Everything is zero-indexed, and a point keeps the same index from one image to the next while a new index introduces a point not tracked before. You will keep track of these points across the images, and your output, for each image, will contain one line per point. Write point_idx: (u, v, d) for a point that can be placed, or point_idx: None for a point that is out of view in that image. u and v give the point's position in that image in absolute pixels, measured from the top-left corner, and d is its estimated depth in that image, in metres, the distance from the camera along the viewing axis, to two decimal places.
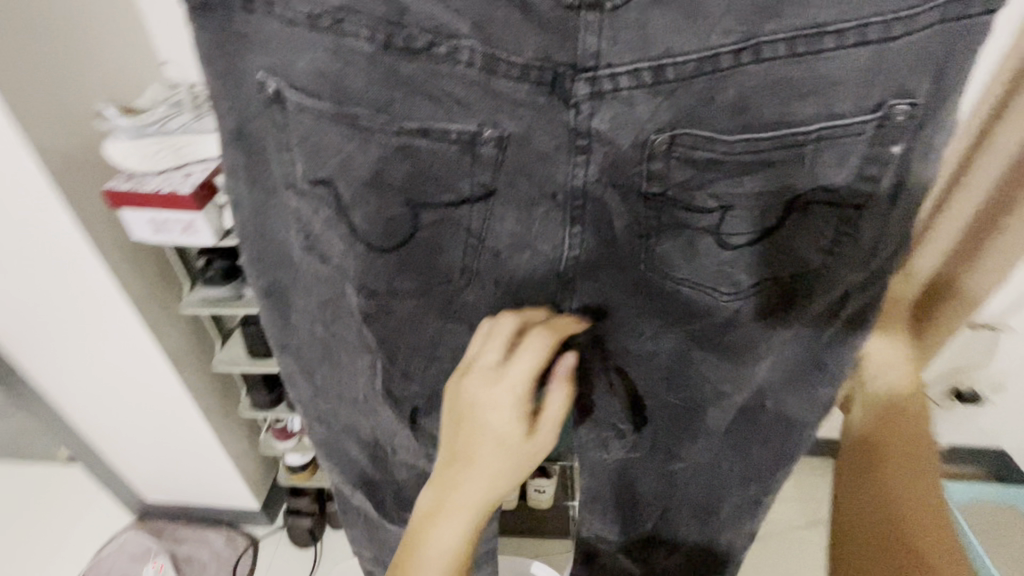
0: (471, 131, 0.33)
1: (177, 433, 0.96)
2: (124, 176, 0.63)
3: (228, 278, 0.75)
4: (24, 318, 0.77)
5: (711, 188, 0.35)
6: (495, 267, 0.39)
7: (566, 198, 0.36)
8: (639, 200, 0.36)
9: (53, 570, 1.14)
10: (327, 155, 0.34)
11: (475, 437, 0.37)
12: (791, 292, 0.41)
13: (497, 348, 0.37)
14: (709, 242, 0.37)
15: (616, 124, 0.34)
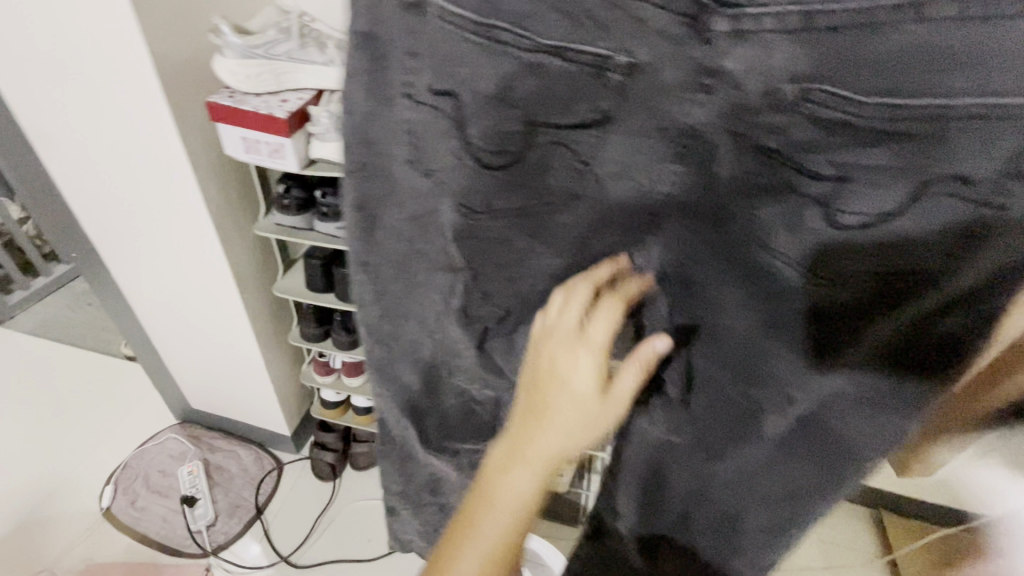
0: (607, 52, 0.26)
1: (228, 346, 1.01)
2: (225, 93, 0.66)
3: (301, 209, 0.78)
4: (114, 211, 0.83)
5: (836, 155, 0.27)
6: (593, 200, 0.32)
7: (678, 135, 0.28)
8: (750, 155, 0.28)
9: (98, 453, 1.23)
10: (446, 72, 0.28)
11: (553, 396, 0.36)
12: (887, 297, 0.31)
13: (576, 312, 0.36)
14: (814, 221, 0.29)
15: (754, 67, 0.25)
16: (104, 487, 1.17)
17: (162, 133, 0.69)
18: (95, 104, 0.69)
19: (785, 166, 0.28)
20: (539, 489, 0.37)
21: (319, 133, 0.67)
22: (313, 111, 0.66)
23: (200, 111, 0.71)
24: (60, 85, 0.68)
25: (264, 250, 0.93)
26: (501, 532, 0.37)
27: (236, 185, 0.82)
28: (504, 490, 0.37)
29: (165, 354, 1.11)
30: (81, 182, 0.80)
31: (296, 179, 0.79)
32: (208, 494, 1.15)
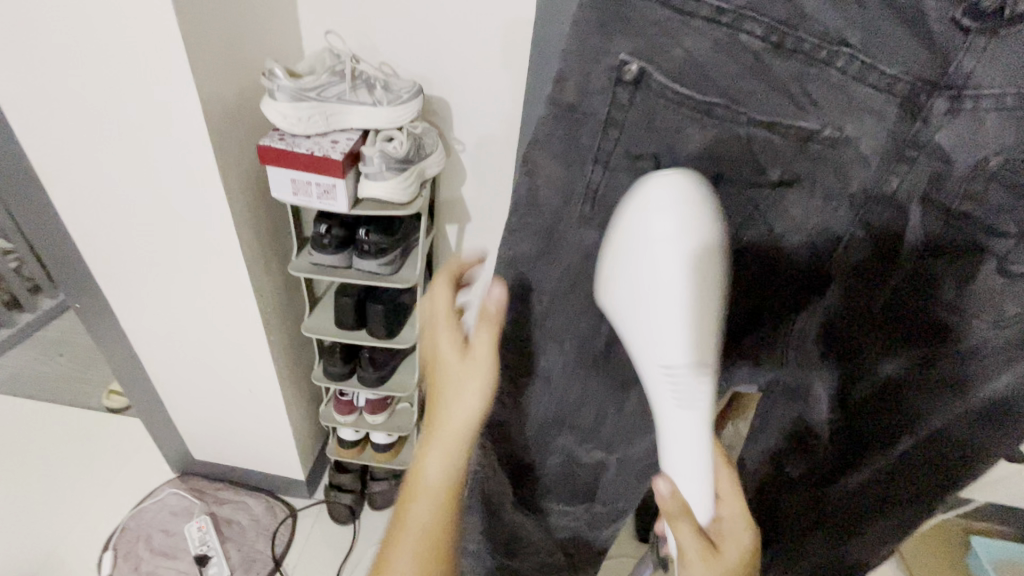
0: (812, 129, 0.32)
1: (245, 392, 0.97)
2: (275, 135, 0.64)
3: (340, 247, 0.76)
4: (130, 259, 0.78)
5: (1023, 216, 0.33)
6: (762, 242, 0.37)
7: (864, 198, 0.35)
8: (937, 215, 0.34)
9: (91, 516, 1.14)
10: (655, 130, 0.32)
11: (443, 389, 0.44)
12: None
13: (450, 340, 0.45)
14: (990, 267, 0.35)
15: (960, 144, 0.32)
16: (101, 553, 1.07)
17: (201, 180, 0.66)
18: (127, 152, 0.65)
19: (967, 224, 0.34)
20: (451, 465, 0.44)
21: (371, 173, 0.65)
22: (365, 151, 0.64)
23: (238, 156, 0.69)
24: (83, 134, 0.64)
25: (290, 292, 0.91)
26: (430, 499, 0.45)
27: (266, 230, 0.79)
28: (426, 466, 0.45)
29: (170, 405, 1.05)
30: (95, 232, 0.75)
31: (335, 219, 0.76)
32: (221, 552, 1.08)
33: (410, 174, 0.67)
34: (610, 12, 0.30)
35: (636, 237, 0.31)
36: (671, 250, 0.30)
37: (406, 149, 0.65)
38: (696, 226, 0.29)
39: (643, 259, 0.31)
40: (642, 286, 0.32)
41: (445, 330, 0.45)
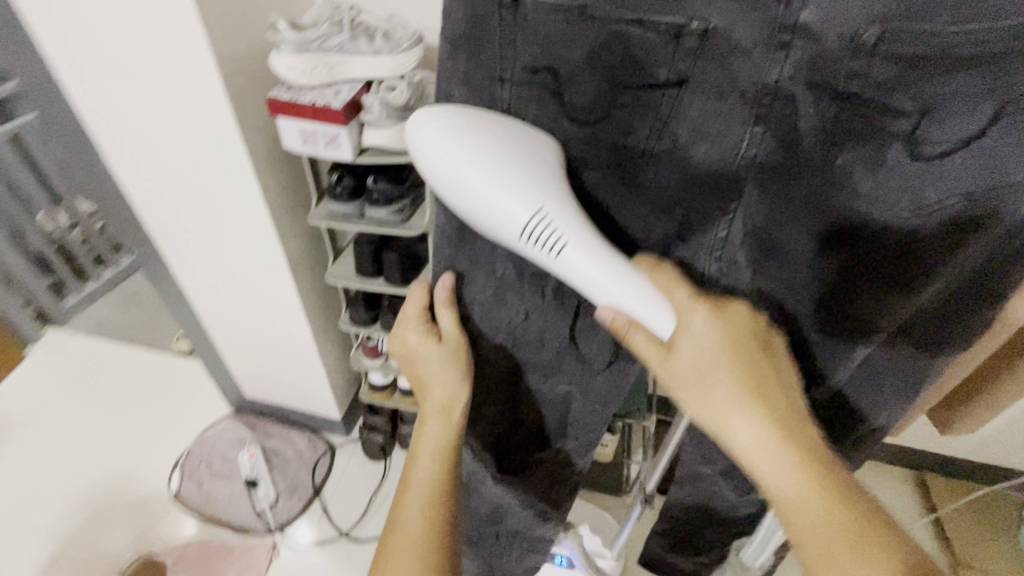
0: (679, 24, 0.38)
1: (283, 332, 1.07)
2: (284, 88, 0.69)
3: (353, 197, 0.82)
4: (176, 207, 0.89)
5: (913, 89, 0.36)
6: (673, 154, 0.43)
7: (755, 95, 0.40)
8: (832, 101, 0.39)
9: (162, 441, 1.31)
10: (548, 48, 0.41)
11: (422, 363, 0.58)
12: (980, 212, 0.39)
13: (413, 331, 0.59)
14: (899, 150, 0.38)
15: (829, 23, 0.36)
16: (171, 472, 1.24)
17: (224, 129, 0.75)
18: (162, 105, 0.74)
19: (862, 107, 0.38)
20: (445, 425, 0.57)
21: (372, 120, 0.70)
22: (364, 100, 0.69)
23: (257, 107, 0.77)
24: (127, 91, 0.74)
25: (315, 242, 0.99)
26: (430, 462, 0.56)
27: (288, 179, 0.87)
28: (425, 432, 0.57)
29: (221, 346, 1.18)
30: (146, 182, 0.86)
31: (348, 169, 0.82)
32: (268, 477, 1.22)
33: None
34: None
35: (437, 165, 0.40)
36: (462, 154, 0.40)
37: (405, 97, 0.69)
38: (469, 133, 0.40)
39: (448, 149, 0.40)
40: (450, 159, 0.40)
41: (411, 328, 0.59)
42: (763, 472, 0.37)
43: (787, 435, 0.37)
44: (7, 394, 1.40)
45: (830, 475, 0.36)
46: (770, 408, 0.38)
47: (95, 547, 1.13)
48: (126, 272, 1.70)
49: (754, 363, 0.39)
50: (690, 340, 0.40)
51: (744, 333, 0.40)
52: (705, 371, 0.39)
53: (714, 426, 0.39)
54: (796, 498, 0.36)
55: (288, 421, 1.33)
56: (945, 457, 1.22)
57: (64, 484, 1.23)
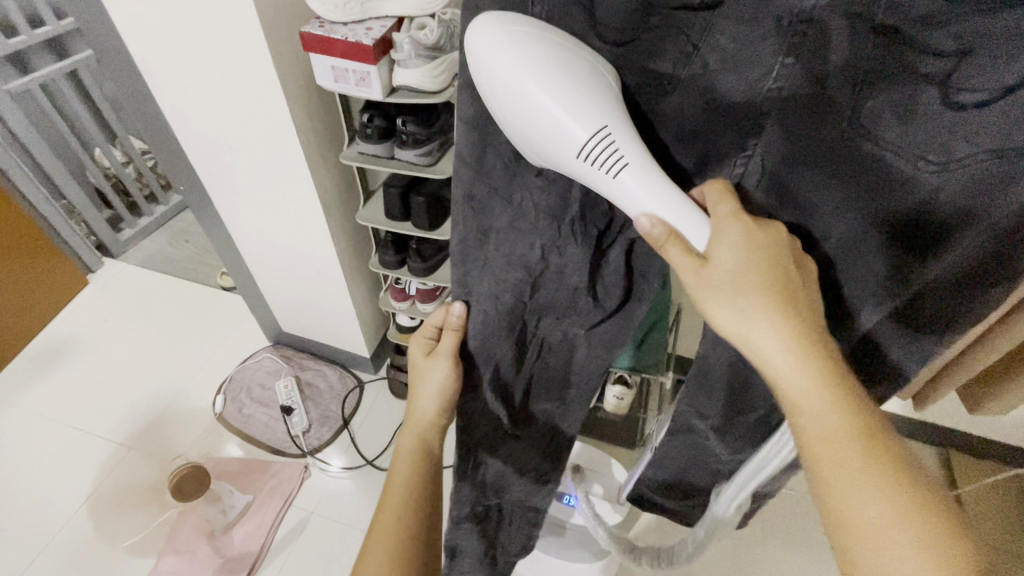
0: None
1: (316, 271, 1.12)
2: (317, 23, 0.70)
3: (383, 137, 0.83)
4: (216, 144, 0.93)
5: (956, 27, 0.34)
6: (701, 79, 0.42)
7: (791, 21, 0.38)
8: (870, 35, 0.37)
9: (206, 368, 1.41)
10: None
11: (418, 377, 0.64)
12: (1008, 177, 0.36)
13: (420, 345, 0.64)
14: (931, 94, 0.37)
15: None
16: (216, 395, 1.34)
17: (260, 62, 0.76)
18: (200, 37, 0.76)
19: (897, 46, 0.36)
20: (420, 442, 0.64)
21: (402, 59, 0.70)
22: (395, 38, 0.69)
23: (291, 41, 0.79)
24: (169, 26, 0.77)
25: (348, 183, 1.02)
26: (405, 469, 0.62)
27: (321, 119, 0.90)
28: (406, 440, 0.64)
29: (260, 281, 1.24)
30: (188, 118, 0.90)
31: (378, 109, 0.83)
32: (302, 406, 1.30)
33: (440, 64, 0.71)
34: None
35: (497, 75, 0.39)
36: (526, 64, 0.38)
37: (436, 36, 0.68)
38: (534, 44, 0.39)
39: (518, 60, 0.38)
40: (515, 71, 0.39)
41: (417, 342, 0.64)
42: (787, 381, 0.39)
43: (811, 349, 0.39)
44: (73, 316, 1.53)
45: (848, 387, 0.38)
46: (799, 321, 0.39)
47: (148, 456, 1.25)
48: (175, 211, 1.84)
49: (789, 280, 0.40)
50: (728, 261, 0.40)
51: (784, 252, 0.40)
52: (741, 283, 0.40)
53: (738, 339, 0.40)
54: (809, 402, 0.38)
55: (321, 356, 1.41)
56: (974, 436, 1.18)
57: (122, 400, 1.35)
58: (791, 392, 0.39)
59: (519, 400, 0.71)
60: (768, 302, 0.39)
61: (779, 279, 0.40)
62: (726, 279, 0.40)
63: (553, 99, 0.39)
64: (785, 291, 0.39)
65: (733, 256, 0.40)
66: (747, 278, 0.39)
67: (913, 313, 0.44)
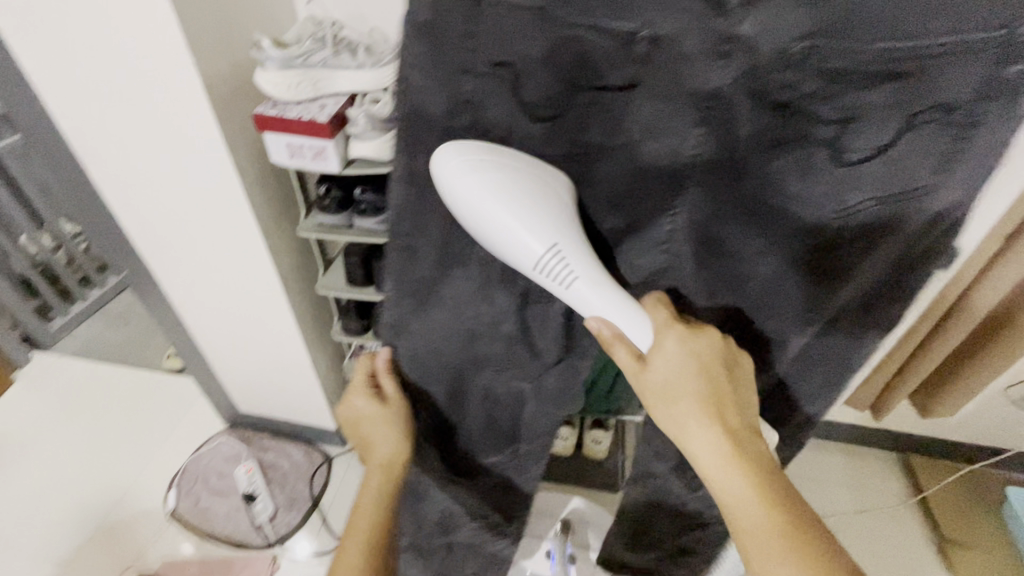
0: (631, 30, 0.41)
1: (277, 345, 1.08)
2: (270, 104, 0.71)
3: (341, 208, 0.84)
4: (164, 225, 0.90)
5: (837, 102, 0.40)
6: (630, 148, 0.44)
7: (700, 99, 0.41)
8: (767, 108, 0.41)
9: (155, 460, 1.30)
10: (507, 46, 0.43)
11: (365, 429, 0.61)
12: (892, 219, 0.43)
13: (360, 397, 0.61)
14: (824, 157, 0.42)
15: (767, 38, 0.38)
16: (167, 491, 1.23)
17: (210, 141, 0.75)
18: (143, 121, 0.75)
19: (794, 116, 0.41)
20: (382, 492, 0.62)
21: (357, 133, 0.71)
22: (350, 113, 0.70)
23: (241, 120, 0.78)
24: (107, 112, 0.75)
25: (304, 254, 1.01)
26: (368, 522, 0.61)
27: (274, 191, 0.89)
28: (366, 494, 0.62)
29: (214, 360, 1.18)
30: (133, 202, 0.87)
31: (335, 180, 0.84)
32: (265, 491, 1.21)
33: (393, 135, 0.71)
34: None
35: (460, 196, 0.43)
36: (480, 189, 0.42)
37: (390, 108, 0.70)
38: (492, 172, 0.42)
39: (471, 184, 0.42)
40: (470, 200, 0.42)
41: (358, 394, 0.61)
42: (712, 476, 0.42)
43: (737, 449, 0.42)
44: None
45: (768, 482, 0.41)
46: (724, 425, 0.42)
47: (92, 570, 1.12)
48: (112, 292, 1.74)
49: (716, 383, 0.43)
50: (663, 368, 0.43)
51: (714, 357, 0.44)
52: (674, 390, 0.43)
53: (676, 440, 0.44)
54: (735, 500, 0.41)
55: (283, 433, 1.33)
56: (933, 440, 1.24)
57: (60, 508, 1.22)
58: (720, 490, 0.42)
59: (500, 462, 0.69)
60: (705, 407, 0.42)
61: (715, 382, 0.43)
62: (655, 392, 0.44)
63: (505, 218, 0.42)
64: (712, 398, 0.43)
65: (662, 371, 0.43)
66: (677, 386, 0.43)
67: (831, 333, 0.50)
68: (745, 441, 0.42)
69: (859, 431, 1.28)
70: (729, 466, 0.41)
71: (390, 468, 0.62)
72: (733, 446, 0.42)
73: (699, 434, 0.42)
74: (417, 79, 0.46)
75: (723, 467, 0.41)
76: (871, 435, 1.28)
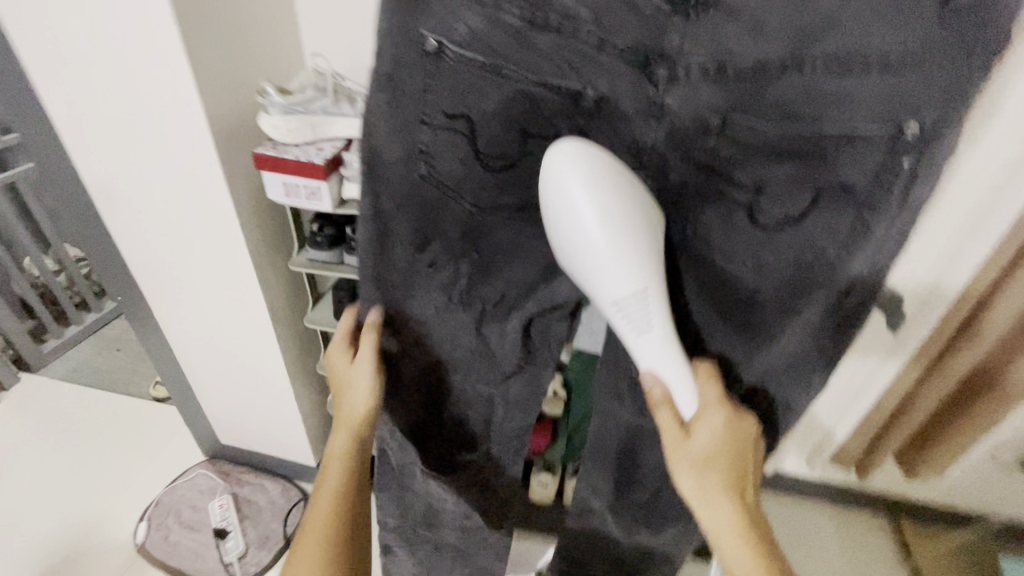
0: (579, 89, 0.46)
1: (261, 377, 1.08)
2: (271, 145, 0.75)
3: (332, 245, 0.86)
4: (160, 254, 0.93)
5: (750, 170, 0.47)
6: None
7: (637, 150, 0.48)
8: (692, 167, 0.48)
9: (130, 491, 1.28)
10: (460, 99, 0.48)
11: (341, 378, 0.62)
12: (806, 282, 0.52)
13: (339, 346, 0.62)
14: (743, 215, 0.50)
15: (686, 107, 0.45)
16: (138, 523, 1.20)
17: (210, 177, 0.79)
18: (149, 157, 0.79)
19: (713, 177, 0.48)
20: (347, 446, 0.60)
21: (351, 175, 0.75)
22: (345, 157, 0.75)
23: (241, 159, 0.82)
24: (116, 147, 0.79)
25: (294, 288, 1.03)
26: (334, 477, 0.60)
27: (269, 226, 0.92)
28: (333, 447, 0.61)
29: (199, 390, 1.18)
30: (133, 232, 0.91)
31: (327, 219, 0.87)
32: (237, 528, 1.18)
33: None
34: (436, 27, 0.45)
35: (561, 213, 0.45)
36: (591, 210, 0.44)
37: None
38: (607, 194, 0.44)
39: (576, 204, 0.44)
40: (572, 219, 0.45)
41: (337, 343, 0.62)
42: (724, 546, 0.48)
43: (752, 528, 0.48)
44: None
45: (774, 562, 0.47)
46: (745, 504, 0.49)
47: None
48: (108, 317, 1.76)
49: (743, 465, 0.50)
50: (705, 441, 0.49)
51: (747, 441, 0.51)
52: (709, 463, 0.49)
53: (694, 506, 0.50)
54: (740, 570, 0.47)
55: (261, 468, 1.31)
56: (928, 505, 1.21)
57: (28, 537, 1.20)
58: (727, 557, 0.48)
59: None
60: (731, 481, 0.49)
61: (740, 460, 0.50)
62: (692, 460, 0.49)
63: (598, 246, 0.44)
64: (738, 475, 0.50)
65: (705, 442, 0.49)
66: (713, 457, 0.49)
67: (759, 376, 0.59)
68: (757, 520, 0.49)
69: (851, 491, 1.25)
70: (744, 540, 0.47)
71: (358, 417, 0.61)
72: (751, 523, 0.48)
73: (722, 504, 0.48)
74: (388, 121, 0.49)
75: (737, 538, 0.48)
76: (864, 496, 1.25)
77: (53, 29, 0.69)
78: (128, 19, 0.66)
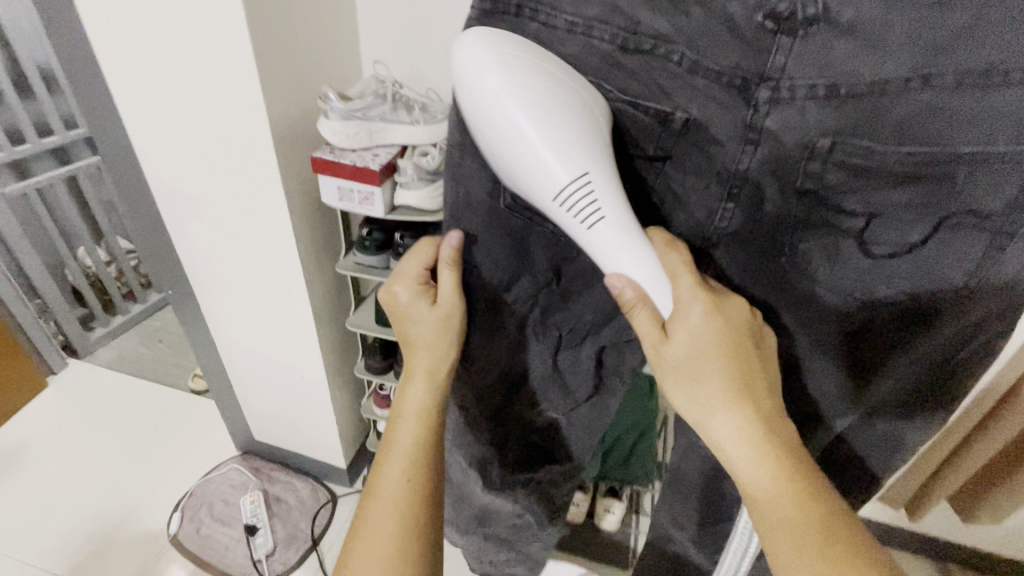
0: (667, 112, 0.45)
1: (300, 378, 1.09)
2: (327, 149, 0.76)
3: (380, 250, 0.88)
4: (212, 251, 0.95)
5: (861, 198, 0.45)
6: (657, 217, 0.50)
7: (728, 177, 0.47)
8: (793, 194, 0.46)
9: (164, 481, 1.31)
10: None
11: (410, 325, 0.56)
12: (923, 313, 0.49)
13: (405, 288, 0.56)
14: (852, 245, 0.47)
15: (790, 131, 0.44)
16: (171, 513, 1.23)
17: (268, 179, 0.81)
18: (211, 157, 0.81)
19: (817, 207, 0.46)
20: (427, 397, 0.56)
21: (405, 182, 0.76)
22: (400, 163, 0.75)
23: (298, 162, 0.84)
24: (181, 146, 0.82)
25: (338, 291, 1.04)
26: (411, 432, 0.55)
27: (319, 230, 0.93)
28: (408, 399, 0.56)
29: (236, 385, 1.19)
30: (189, 229, 0.93)
31: (376, 223, 0.87)
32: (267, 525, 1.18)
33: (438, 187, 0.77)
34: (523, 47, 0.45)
35: (481, 111, 0.41)
36: (511, 96, 0.39)
37: (436, 162, 0.75)
38: (523, 79, 0.40)
39: (499, 97, 0.40)
40: (496, 115, 0.40)
41: (405, 282, 0.56)
42: (735, 457, 0.42)
43: (764, 432, 0.42)
44: (26, 421, 1.43)
45: (801, 473, 0.40)
46: (753, 407, 0.42)
47: None
48: (151, 308, 1.81)
49: (745, 358, 0.43)
50: (688, 339, 0.43)
51: (744, 331, 0.44)
52: (699, 365, 0.43)
53: (692, 416, 0.44)
54: (764, 488, 0.41)
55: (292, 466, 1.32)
56: (977, 551, 1.14)
57: (66, 520, 1.23)
58: (740, 469, 0.42)
59: None
60: (732, 381, 0.43)
61: (741, 355, 0.43)
62: (678, 362, 0.43)
63: (534, 138, 0.40)
64: (740, 371, 0.43)
65: (690, 341, 0.43)
66: (702, 354, 0.43)
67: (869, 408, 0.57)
68: (774, 422, 0.42)
69: (893, 532, 1.19)
70: (757, 447, 0.41)
71: (437, 364, 0.57)
72: (762, 426, 0.42)
73: (723, 405, 0.42)
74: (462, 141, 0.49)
75: (747, 445, 0.41)
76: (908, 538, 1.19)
77: (135, 33, 0.71)
78: (207, 26, 0.68)
